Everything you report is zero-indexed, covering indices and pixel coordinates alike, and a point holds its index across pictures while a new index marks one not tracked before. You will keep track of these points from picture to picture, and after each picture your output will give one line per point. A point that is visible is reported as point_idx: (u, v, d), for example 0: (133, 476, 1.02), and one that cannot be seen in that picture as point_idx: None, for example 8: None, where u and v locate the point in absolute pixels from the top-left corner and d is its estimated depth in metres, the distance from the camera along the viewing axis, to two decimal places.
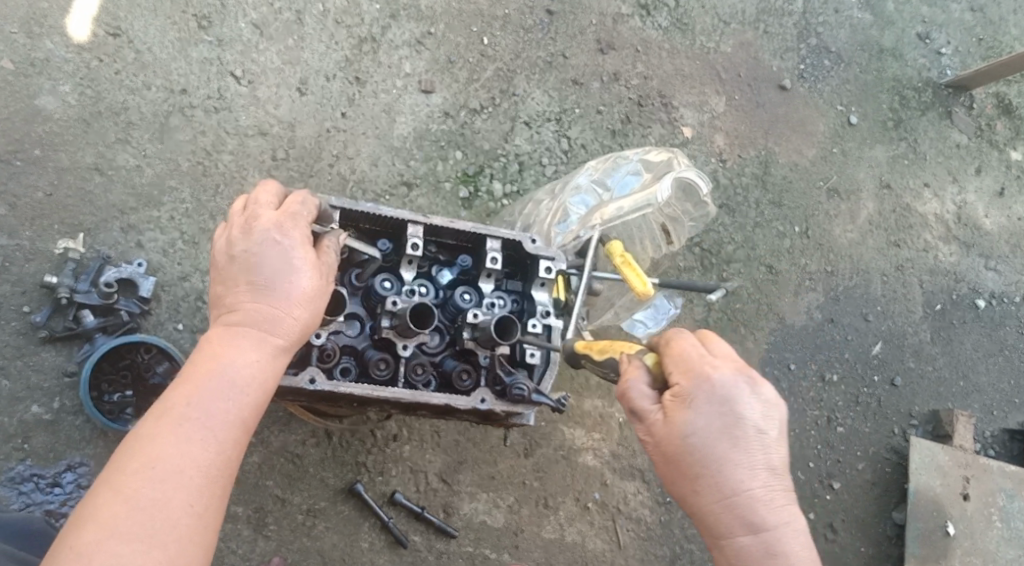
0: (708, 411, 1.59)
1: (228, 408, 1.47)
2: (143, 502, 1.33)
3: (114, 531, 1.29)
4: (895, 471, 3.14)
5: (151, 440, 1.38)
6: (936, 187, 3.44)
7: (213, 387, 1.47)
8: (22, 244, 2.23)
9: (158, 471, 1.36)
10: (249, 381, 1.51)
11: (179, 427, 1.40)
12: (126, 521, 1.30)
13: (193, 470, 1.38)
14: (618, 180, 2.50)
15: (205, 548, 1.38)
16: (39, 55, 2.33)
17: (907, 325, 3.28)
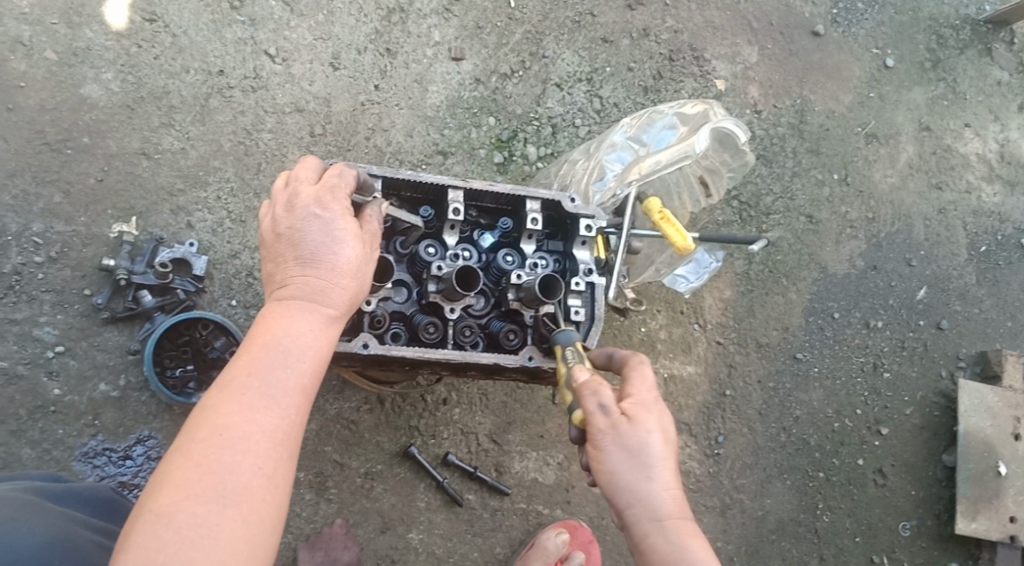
0: (650, 407, 1.71)
1: (287, 375, 1.51)
2: (215, 466, 1.37)
3: (191, 495, 1.34)
4: (944, 414, 3.12)
5: (217, 410, 1.43)
6: (977, 126, 3.37)
7: (271, 355, 1.51)
8: (79, 229, 2.30)
9: (227, 437, 1.40)
10: (306, 348, 1.55)
11: (243, 395, 1.45)
12: (202, 486, 1.35)
13: (258, 436, 1.43)
14: (655, 135, 2.48)
15: (276, 508, 1.42)
16: (81, 45, 2.38)
17: (953, 269, 3.24)
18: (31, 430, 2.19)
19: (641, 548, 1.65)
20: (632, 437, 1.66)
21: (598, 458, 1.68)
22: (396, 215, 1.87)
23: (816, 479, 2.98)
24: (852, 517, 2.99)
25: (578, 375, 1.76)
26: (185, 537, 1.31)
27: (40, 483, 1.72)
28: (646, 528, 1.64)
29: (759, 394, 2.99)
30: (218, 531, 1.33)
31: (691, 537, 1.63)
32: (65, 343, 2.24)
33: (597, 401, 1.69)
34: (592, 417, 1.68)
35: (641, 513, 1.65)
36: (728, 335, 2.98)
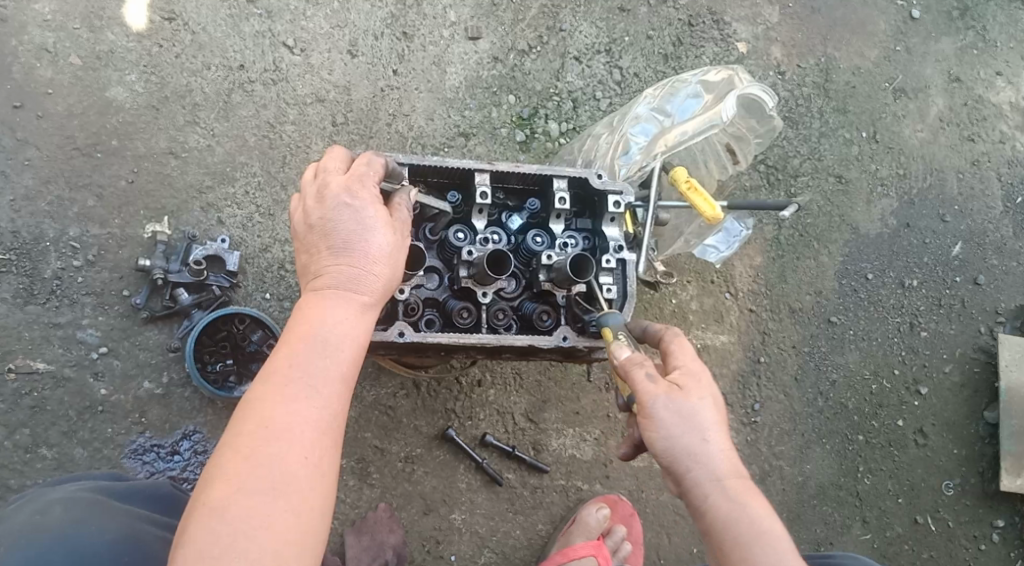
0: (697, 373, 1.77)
1: (328, 364, 1.53)
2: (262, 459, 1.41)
3: (240, 491, 1.38)
4: (984, 370, 3.08)
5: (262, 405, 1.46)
6: (1009, 75, 3.28)
7: (312, 346, 1.53)
8: (113, 232, 2.34)
9: (272, 431, 1.43)
10: (344, 338, 1.57)
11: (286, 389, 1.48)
12: (250, 480, 1.39)
13: (303, 426, 1.45)
14: (679, 105, 2.44)
15: (325, 496, 1.45)
16: (104, 48, 2.40)
17: (988, 222, 3.18)
18: (81, 430, 2.25)
19: (700, 513, 1.68)
20: (682, 403, 1.70)
21: (653, 434, 1.69)
22: (425, 201, 1.89)
23: (855, 443, 2.97)
24: (894, 479, 2.97)
25: (621, 352, 1.79)
26: (240, 529, 1.35)
27: (104, 484, 1.77)
28: (704, 495, 1.67)
29: (794, 359, 2.97)
30: (268, 523, 1.37)
31: (752, 489, 1.69)
32: (108, 344, 2.29)
33: (644, 372, 1.73)
34: (643, 389, 1.71)
35: (701, 477, 1.68)
36: (761, 302, 2.96)
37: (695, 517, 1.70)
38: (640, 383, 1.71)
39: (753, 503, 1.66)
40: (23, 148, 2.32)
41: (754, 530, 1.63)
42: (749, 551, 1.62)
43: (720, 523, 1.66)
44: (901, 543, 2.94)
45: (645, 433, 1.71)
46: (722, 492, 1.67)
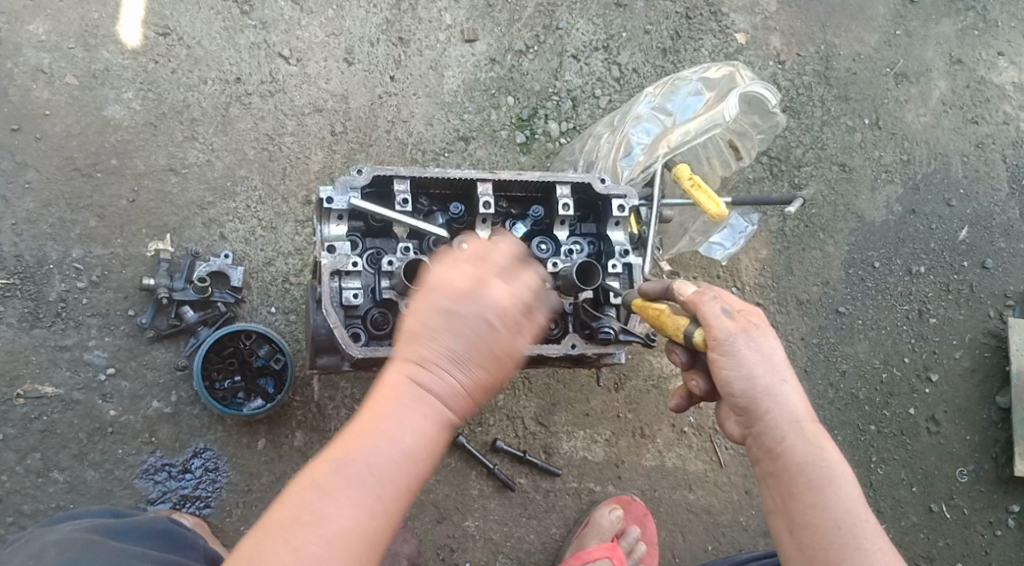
0: (757, 315, 1.75)
1: (397, 432, 1.44)
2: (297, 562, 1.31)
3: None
4: (995, 355, 3.07)
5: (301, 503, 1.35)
6: (1011, 54, 3.25)
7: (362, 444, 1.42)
8: (116, 251, 2.33)
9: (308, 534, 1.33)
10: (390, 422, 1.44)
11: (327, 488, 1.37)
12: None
13: (355, 494, 1.37)
14: (680, 104, 2.42)
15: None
16: (99, 66, 2.38)
17: (994, 205, 3.16)
18: (92, 452, 2.25)
19: (773, 452, 1.67)
20: (759, 340, 1.68)
21: (727, 370, 1.66)
22: (416, 224, 1.85)
23: (867, 433, 2.97)
24: (907, 468, 2.97)
25: (687, 286, 1.75)
26: None
27: (103, 521, 1.77)
28: (782, 434, 1.67)
29: (803, 351, 2.96)
30: None
31: (820, 429, 1.69)
32: (115, 365, 2.29)
33: (717, 305, 1.69)
34: (717, 323, 1.67)
35: (774, 414, 1.67)
36: (768, 295, 2.95)
37: (768, 460, 1.69)
38: (714, 318, 1.67)
39: (823, 443, 1.66)
40: (22, 171, 2.32)
41: (828, 470, 1.63)
42: (821, 494, 1.61)
43: (797, 461, 1.65)
44: (916, 531, 2.94)
45: (717, 367, 1.68)
46: (798, 432, 1.67)
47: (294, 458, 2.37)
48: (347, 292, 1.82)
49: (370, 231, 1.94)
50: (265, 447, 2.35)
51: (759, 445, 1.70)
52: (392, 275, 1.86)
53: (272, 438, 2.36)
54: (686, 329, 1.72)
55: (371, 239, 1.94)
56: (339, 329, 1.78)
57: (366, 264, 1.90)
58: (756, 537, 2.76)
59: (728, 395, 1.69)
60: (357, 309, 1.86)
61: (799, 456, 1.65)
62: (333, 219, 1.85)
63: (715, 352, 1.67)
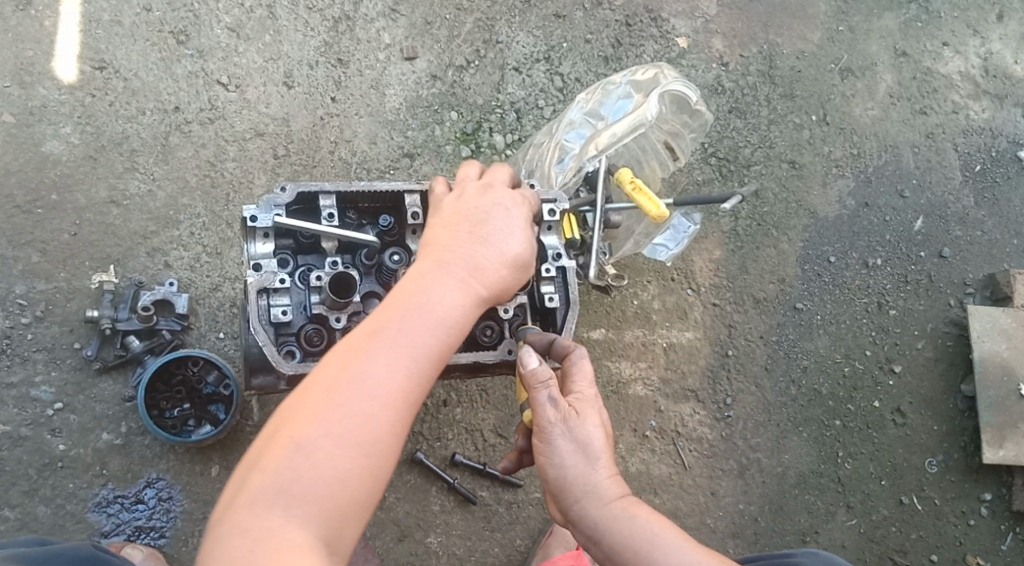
0: (592, 401, 1.80)
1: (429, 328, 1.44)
2: (291, 474, 1.28)
3: (254, 510, 1.26)
4: (957, 343, 3.07)
5: (350, 353, 1.38)
6: (955, 44, 3.28)
7: (448, 265, 1.53)
8: (60, 286, 2.34)
9: (338, 436, 1.31)
10: (453, 306, 1.47)
11: (377, 344, 1.39)
12: (275, 502, 1.26)
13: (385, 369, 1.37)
14: (612, 107, 2.46)
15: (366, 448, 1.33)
16: (36, 103, 2.40)
17: (948, 194, 3.17)
18: (43, 487, 2.26)
19: (592, 536, 1.76)
20: (577, 429, 1.75)
21: (542, 458, 1.76)
22: (343, 236, 1.86)
23: (833, 428, 2.96)
24: (875, 461, 2.96)
25: (529, 361, 1.77)
26: (326, 459, 1.30)
27: (22, 554, 1.69)
28: (596, 520, 1.74)
29: (763, 349, 2.96)
30: (345, 463, 1.30)
31: (635, 516, 1.74)
32: (63, 399, 2.30)
33: (547, 392, 1.75)
34: (541, 411, 1.75)
35: (587, 504, 1.75)
36: (724, 295, 2.96)
37: (585, 539, 1.79)
38: (539, 405, 1.75)
39: (637, 533, 1.72)
40: None
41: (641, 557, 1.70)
42: None
43: (607, 550, 1.74)
44: (888, 525, 2.92)
45: (536, 451, 1.77)
46: (612, 518, 1.74)
47: None
48: (275, 309, 1.83)
49: (301, 249, 1.96)
50: (219, 474, 2.35)
51: (578, 528, 1.79)
52: (320, 290, 1.87)
53: (226, 464, 2.36)
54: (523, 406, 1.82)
55: (303, 256, 1.96)
56: (268, 346, 1.79)
57: (296, 281, 1.92)
58: (724, 539, 2.81)
59: (545, 479, 1.78)
60: (290, 326, 1.88)
61: (614, 541, 1.73)
62: (259, 237, 1.86)
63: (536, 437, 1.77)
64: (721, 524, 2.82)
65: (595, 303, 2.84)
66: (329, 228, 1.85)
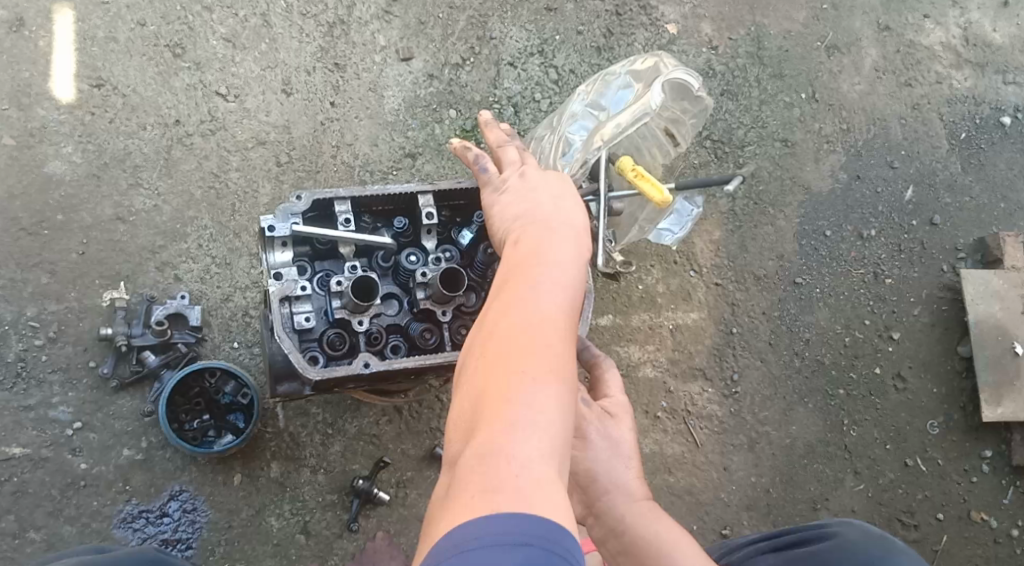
0: (623, 407, 1.91)
1: (577, 265, 1.45)
2: (530, 402, 1.20)
3: (509, 441, 1.17)
4: (952, 307, 3.14)
5: (526, 294, 1.35)
6: (936, 15, 3.33)
7: (564, 219, 1.56)
8: (71, 305, 2.34)
9: (554, 362, 1.26)
10: (580, 244, 1.50)
11: (546, 279, 1.38)
12: (524, 434, 1.18)
13: (561, 302, 1.36)
14: (612, 97, 2.49)
15: (569, 372, 1.28)
16: (36, 124, 2.39)
17: (936, 163, 3.23)
18: (67, 507, 2.27)
19: (618, 530, 1.83)
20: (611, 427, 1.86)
21: (580, 449, 1.83)
22: (360, 240, 1.89)
23: (837, 397, 3.02)
24: (879, 426, 3.03)
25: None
26: (548, 389, 1.23)
27: (84, 558, 1.70)
28: (623, 512, 1.83)
29: (767, 324, 3.01)
30: (564, 386, 1.25)
31: (658, 512, 1.85)
32: (81, 418, 2.30)
33: (581, 395, 1.85)
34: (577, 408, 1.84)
35: (615, 498, 1.83)
36: (725, 274, 3.01)
37: (605, 533, 1.85)
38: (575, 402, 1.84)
39: (664, 529, 1.81)
40: None
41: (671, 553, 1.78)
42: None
43: (631, 544, 1.81)
44: (895, 488, 2.99)
45: (570, 444, 1.84)
46: (637, 511, 1.83)
47: (272, 489, 2.39)
48: (298, 317, 1.86)
49: (317, 254, 1.97)
50: (241, 482, 2.37)
51: (600, 522, 1.86)
52: (341, 294, 1.90)
53: (248, 472, 2.38)
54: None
55: (319, 262, 1.97)
56: (294, 353, 1.79)
57: (316, 287, 1.93)
58: (739, 512, 2.88)
59: (575, 472, 1.84)
60: (312, 332, 1.89)
61: (645, 536, 1.81)
62: (277, 247, 1.88)
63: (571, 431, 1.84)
64: (735, 498, 2.89)
65: (601, 290, 2.89)
66: (345, 233, 1.88)
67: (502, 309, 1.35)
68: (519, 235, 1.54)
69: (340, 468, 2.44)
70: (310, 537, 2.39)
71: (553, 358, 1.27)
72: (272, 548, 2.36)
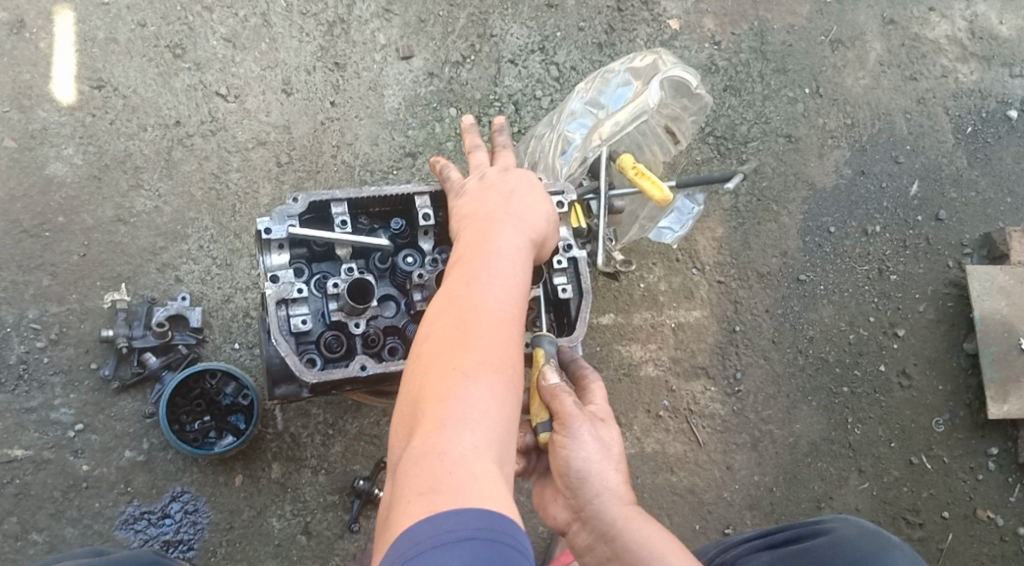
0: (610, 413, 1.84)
1: (515, 268, 1.53)
2: (464, 400, 1.29)
3: (445, 439, 1.25)
4: (957, 304, 3.11)
5: (464, 299, 1.44)
6: (941, 8, 3.30)
7: (507, 216, 1.64)
8: (72, 307, 2.35)
9: (488, 360, 1.35)
10: (520, 247, 1.58)
11: (483, 283, 1.46)
12: (459, 429, 1.27)
13: (498, 304, 1.45)
14: (611, 95, 2.47)
15: (503, 368, 1.36)
16: (36, 126, 2.39)
17: (942, 157, 3.20)
18: (69, 509, 2.28)
19: (607, 535, 1.81)
20: (602, 432, 1.77)
21: (570, 452, 1.73)
22: (357, 242, 1.88)
23: (841, 395, 3.01)
24: (883, 424, 3.01)
25: (547, 378, 1.81)
26: (482, 387, 1.32)
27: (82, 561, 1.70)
28: (613, 519, 1.79)
29: (770, 322, 3.00)
30: (499, 382, 1.34)
31: (646, 518, 1.84)
32: (83, 420, 2.31)
33: (570, 398, 1.76)
34: (569, 413, 1.74)
35: (607, 504, 1.79)
36: (728, 272, 2.99)
37: (594, 537, 1.83)
38: (568, 407, 1.74)
39: (652, 534, 1.82)
40: None
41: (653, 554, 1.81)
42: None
43: (622, 548, 1.82)
44: (899, 486, 2.98)
45: (560, 449, 1.75)
46: (626, 516, 1.80)
47: (273, 490, 2.39)
48: (295, 320, 1.85)
49: (315, 256, 1.97)
50: (243, 483, 2.38)
51: (589, 528, 1.84)
52: (338, 297, 1.89)
53: (250, 473, 2.39)
54: (540, 421, 1.81)
55: (317, 264, 1.97)
56: (291, 356, 1.79)
57: (314, 289, 1.93)
58: (741, 510, 2.88)
59: (563, 476, 1.77)
60: (309, 334, 1.89)
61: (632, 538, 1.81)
62: (275, 249, 1.88)
63: (560, 435, 1.75)
64: (738, 496, 2.88)
65: (603, 289, 2.88)
66: (342, 235, 1.87)
67: (440, 313, 1.44)
68: (462, 238, 1.62)
69: (341, 469, 2.45)
70: (312, 538, 2.40)
71: (487, 358, 1.35)
72: (273, 548, 2.37)
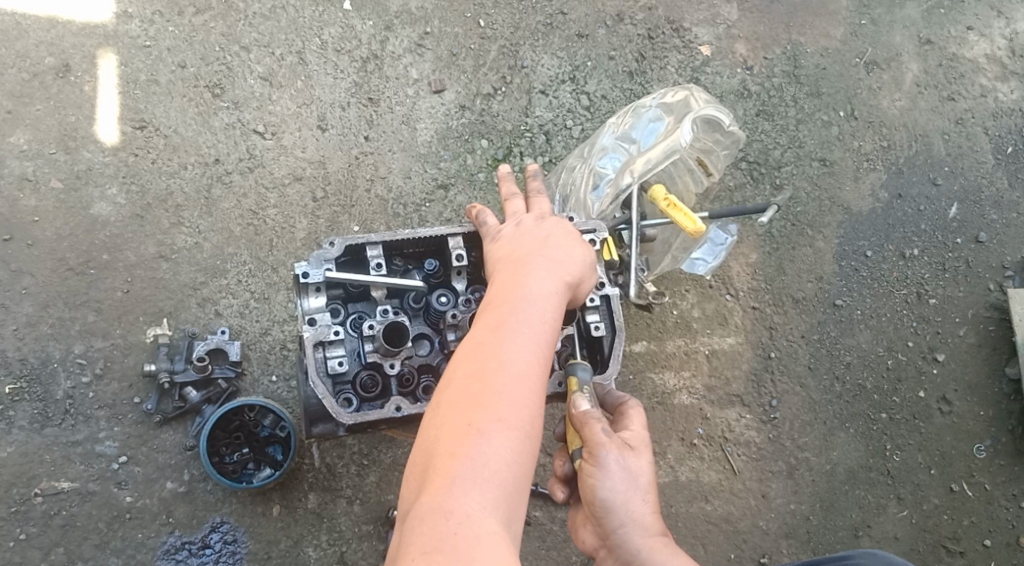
0: (643, 442, 1.83)
1: (544, 318, 1.54)
2: (475, 457, 1.32)
3: (453, 497, 1.28)
4: (1000, 327, 3.03)
5: (487, 348, 1.46)
6: (979, 27, 3.24)
7: (534, 261, 1.65)
8: (116, 342, 2.42)
9: (503, 417, 1.37)
10: (551, 293, 1.59)
11: (509, 333, 1.48)
12: (469, 488, 1.29)
13: (524, 356, 1.46)
14: (643, 130, 2.47)
15: (518, 425, 1.38)
16: (82, 167, 2.47)
17: (981, 179, 3.14)
18: (113, 539, 2.34)
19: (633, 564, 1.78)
20: (630, 461, 1.76)
21: (598, 483, 1.74)
22: (391, 284, 1.91)
23: (879, 421, 2.96)
24: (923, 451, 2.95)
25: (580, 403, 1.79)
26: (494, 444, 1.34)
27: None
28: (639, 548, 1.77)
29: (805, 348, 2.97)
30: (512, 439, 1.36)
31: (674, 549, 1.80)
32: (126, 453, 2.37)
33: (601, 427, 1.75)
34: (599, 442, 1.74)
35: (632, 534, 1.78)
36: (763, 297, 2.97)
37: None
38: (597, 435, 1.74)
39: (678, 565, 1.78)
40: (19, 279, 2.41)
41: None
42: None
43: None
44: (940, 514, 2.92)
45: (587, 477, 1.76)
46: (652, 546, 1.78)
47: (309, 521, 2.43)
48: (332, 361, 1.88)
49: (351, 297, 2.01)
50: (280, 513, 2.42)
51: (614, 555, 1.81)
52: (374, 338, 1.93)
53: (286, 504, 2.42)
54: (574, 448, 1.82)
55: (353, 304, 2.02)
56: (328, 398, 1.82)
57: (350, 329, 1.98)
58: (777, 540, 2.84)
59: (591, 504, 1.77)
60: (345, 375, 1.92)
61: None
62: (312, 292, 1.91)
63: (589, 462, 1.76)
64: (774, 525, 2.85)
65: (636, 316, 2.88)
66: (377, 277, 1.91)
67: (464, 361, 1.46)
68: (495, 280, 1.65)
69: (375, 499, 2.47)
70: None
71: (503, 415, 1.37)
72: None
